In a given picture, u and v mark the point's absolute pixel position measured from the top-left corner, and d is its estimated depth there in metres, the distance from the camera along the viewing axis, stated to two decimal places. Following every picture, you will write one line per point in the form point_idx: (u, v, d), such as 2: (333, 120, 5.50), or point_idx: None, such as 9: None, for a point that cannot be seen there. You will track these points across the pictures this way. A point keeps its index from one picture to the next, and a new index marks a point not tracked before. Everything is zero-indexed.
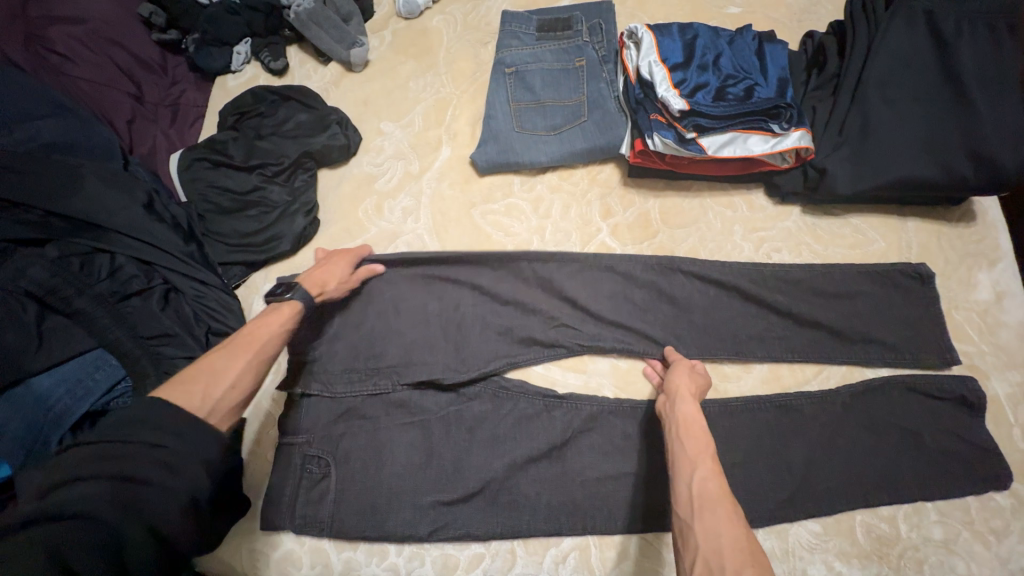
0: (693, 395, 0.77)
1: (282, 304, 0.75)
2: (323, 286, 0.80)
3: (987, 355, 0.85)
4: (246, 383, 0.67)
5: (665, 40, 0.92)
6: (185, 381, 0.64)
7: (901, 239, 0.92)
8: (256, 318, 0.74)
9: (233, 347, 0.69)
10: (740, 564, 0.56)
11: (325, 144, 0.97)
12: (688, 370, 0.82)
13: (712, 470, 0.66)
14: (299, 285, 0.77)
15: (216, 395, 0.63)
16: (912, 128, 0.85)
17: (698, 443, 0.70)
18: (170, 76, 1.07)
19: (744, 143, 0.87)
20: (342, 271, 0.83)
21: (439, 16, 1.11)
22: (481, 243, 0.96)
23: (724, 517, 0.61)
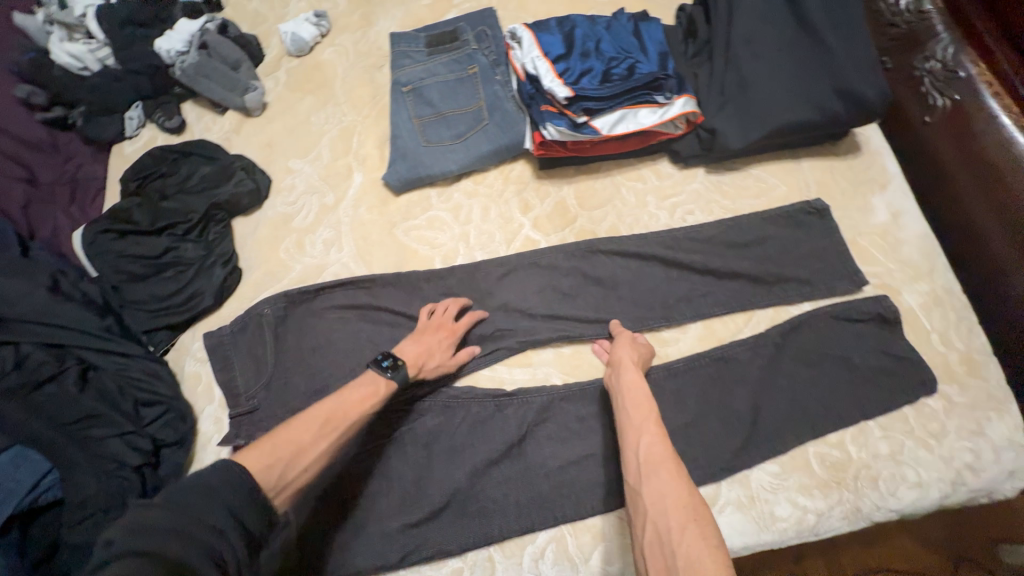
0: (634, 366, 0.80)
1: (380, 377, 0.77)
2: (422, 366, 0.82)
3: (895, 272, 0.91)
4: (318, 464, 0.68)
5: (543, 35, 0.96)
6: (265, 453, 0.65)
7: (799, 180, 0.97)
8: (349, 388, 0.75)
9: (318, 422, 0.70)
10: (684, 519, 0.59)
11: (232, 193, 0.96)
12: (634, 346, 0.84)
13: (656, 434, 0.69)
14: (404, 365, 0.78)
15: (285, 476, 0.64)
16: (783, 76, 0.90)
17: (642, 410, 0.73)
18: (64, 153, 1.04)
19: (635, 118, 0.91)
20: (448, 353, 0.85)
21: (330, 49, 1.12)
22: (408, 260, 0.96)
23: (668, 478, 0.64)
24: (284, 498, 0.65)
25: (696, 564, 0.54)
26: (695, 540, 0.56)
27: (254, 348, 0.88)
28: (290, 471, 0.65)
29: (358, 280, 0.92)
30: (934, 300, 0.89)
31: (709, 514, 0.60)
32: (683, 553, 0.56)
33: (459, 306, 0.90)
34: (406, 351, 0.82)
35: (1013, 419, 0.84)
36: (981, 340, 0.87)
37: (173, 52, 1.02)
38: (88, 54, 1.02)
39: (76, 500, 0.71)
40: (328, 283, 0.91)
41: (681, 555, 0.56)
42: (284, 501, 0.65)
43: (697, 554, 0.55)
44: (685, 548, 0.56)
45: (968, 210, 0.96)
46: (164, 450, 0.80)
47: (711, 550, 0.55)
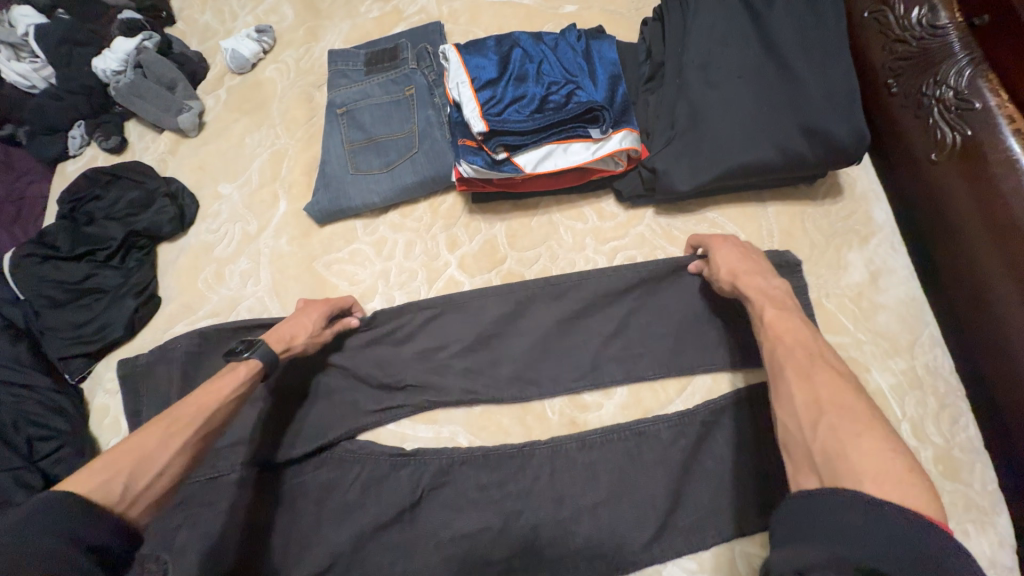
0: (740, 269, 0.72)
1: (240, 363, 0.71)
2: (289, 340, 0.76)
3: (866, 344, 0.78)
4: (181, 462, 0.60)
5: (474, 57, 0.86)
6: (105, 467, 0.55)
7: (761, 228, 0.84)
8: (202, 388, 0.67)
9: (168, 424, 0.62)
10: (817, 415, 0.52)
11: (152, 220, 0.94)
12: (725, 247, 0.76)
13: (794, 333, 0.62)
14: (260, 342, 0.73)
15: (139, 487, 0.56)
16: (741, 111, 0.78)
17: (777, 309, 0.66)
18: (18, 170, 1.06)
19: (564, 154, 0.81)
20: (317, 324, 0.79)
21: (272, 66, 1.08)
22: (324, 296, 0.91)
23: (797, 375, 0.57)
24: (145, 507, 0.56)
25: (832, 453, 0.49)
26: (831, 432, 0.50)
27: (157, 389, 0.84)
28: (140, 480, 0.56)
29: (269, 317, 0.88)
30: (911, 381, 0.75)
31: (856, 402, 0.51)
32: (818, 447, 0.50)
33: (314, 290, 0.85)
34: (269, 333, 0.77)
35: (997, 536, 0.69)
36: (966, 435, 0.73)
37: (108, 72, 1.00)
38: (33, 73, 1.02)
39: None
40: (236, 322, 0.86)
41: (817, 448, 0.50)
42: (146, 513, 0.56)
43: (838, 439, 0.49)
44: (820, 440, 0.50)
45: (992, 287, 0.69)
46: None
47: (856, 435, 0.48)
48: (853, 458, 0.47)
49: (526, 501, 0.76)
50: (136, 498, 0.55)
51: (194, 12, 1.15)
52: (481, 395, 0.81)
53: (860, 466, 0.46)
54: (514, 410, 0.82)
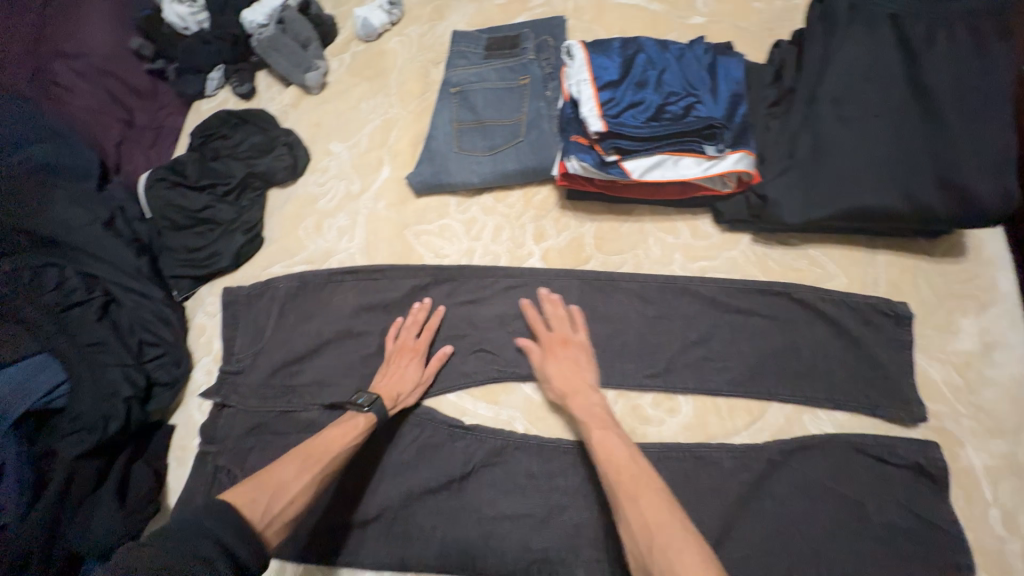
0: (569, 384, 0.76)
1: (358, 413, 0.78)
2: (399, 397, 0.82)
3: (964, 418, 0.72)
4: (306, 495, 0.69)
5: (599, 56, 0.87)
6: (254, 490, 0.66)
7: (867, 275, 0.80)
8: (331, 428, 0.76)
9: (305, 459, 0.72)
10: (650, 541, 0.55)
11: (269, 166, 1.02)
12: (557, 355, 0.80)
13: (619, 450, 0.66)
14: (377, 398, 0.79)
15: (270, 513, 0.64)
16: (872, 151, 0.74)
17: (596, 422, 0.71)
18: (159, 101, 1.20)
19: (674, 166, 0.80)
20: (420, 373, 0.84)
21: (396, 39, 1.13)
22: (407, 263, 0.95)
23: (626, 496, 0.60)
24: (277, 532, 0.64)
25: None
26: (668, 558, 0.52)
27: (256, 318, 0.92)
28: (278, 504, 0.66)
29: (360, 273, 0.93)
30: (1008, 467, 0.70)
31: (672, 521, 0.56)
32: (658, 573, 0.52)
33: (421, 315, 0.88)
34: (378, 387, 0.82)
35: None
36: None
37: (254, 24, 1.08)
38: (190, 17, 1.12)
39: (73, 412, 0.82)
40: (333, 270, 0.94)
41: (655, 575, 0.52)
42: (279, 534, 0.64)
43: (671, 566, 0.52)
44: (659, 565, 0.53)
45: None
46: (157, 388, 0.89)
47: (677, 555, 0.52)
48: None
49: (572, 498, 0.77)
50: (271, 523, 0.64)
51: None
52: (550, 378, 0.84)
53: None
54: (575, 409, 0.83)
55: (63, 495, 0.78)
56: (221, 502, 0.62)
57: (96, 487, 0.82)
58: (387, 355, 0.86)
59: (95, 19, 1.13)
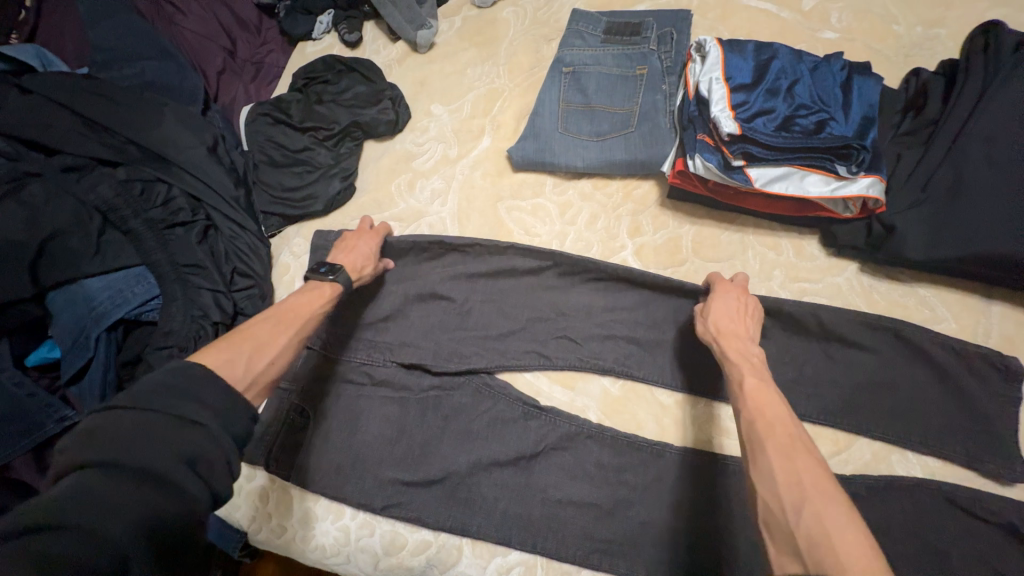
0: (726, 325, 0.72)
1: (324, 282, 0.78)
2: (361, 269, 0.83)
3: None
4: (287, 356, 0.67)
5: (734, 56, 0.85)
6: (226, 351, 0.62)
7: (978, 325, 0.78)
8: (290, 299, 0.74)
9: (274, 324, 0.69)
10: (797, 497, 0.50)
11: (373, 117, 1.01)
12: (722, 296, 0.76)
13: (777, 399, 0.60)
14: (341, 266, 0.80)
15: (241, 369, 0.61)
16: (1016, 197, 0.72)
17: (755, 364, 0.66)
18: (262, 37, 1.19)
19: (800, 182, 0.78)
20: (378, 250, 0.88)
21: (510, 9, 1.11)
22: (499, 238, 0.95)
23: (776, 449, 0.54)
24: (258, 392, 0.62)
25: (818, 541, 0.46)
26: (818, 521, 0.47)
27: None
28: (257, 363, 0.63)
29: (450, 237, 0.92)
30: None
31: (831, 486, 0.50)
32: (803, 532, 0.47)
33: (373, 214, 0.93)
34: (341, 261, 0.83)
35: None
36: None
37: None
38: None
39: (164, 328, 0.83)
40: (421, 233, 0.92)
41: (802, 534, 0.47)
42: (261, 394, 0.62)
43: (823, 525, 0.47)
44: (806, 525, 0.48)
45: None
46: (240, 318, 0.90)
47: (838, 522, 0.46)
48: (842, 556, 0.44)
49: (640, 495, 0.78)
50: (253, 381, 0.62)
51: None
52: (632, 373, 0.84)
53: (847, 557, 0.44)
54: (653, 406, 0.83)
55: None
56: (190, 362, 0.57)
57: None
58: (342, 237, 0.89)
59: None
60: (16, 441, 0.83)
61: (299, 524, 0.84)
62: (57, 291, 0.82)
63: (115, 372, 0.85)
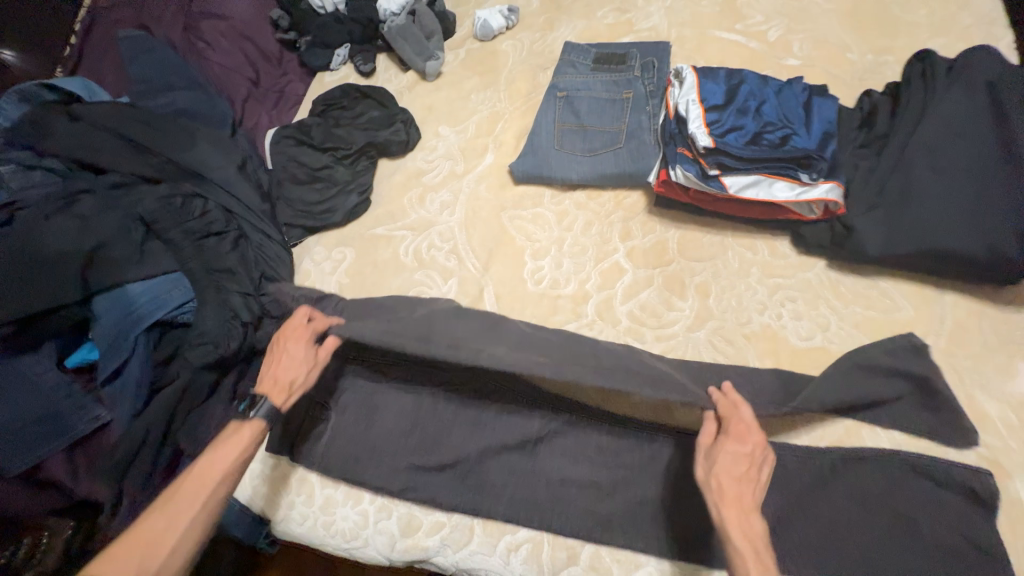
0: (732, 486, 0.67)
1: (240, 426, 0.77)
2: (294, 382, 0.81)
3: (1017, 454, 0.77)
4: (194, 529, 0.68)
5: (707, 81, 0.97)
6: (125, 555, 0.64)
7: (934, 312, 0.87)
8: (203, 455, 0.74)
9: (181, 497, 0.69)
10: None
11: (387, 138, 1.12)
12: (728, 450, 0.70)
13: None
14: (262, 400, 0.77)
15: (151, 570, 0.63)
16: (958, 197, 0.82)
17: (761, 550, 0.63)
18: (283, 68, 1.31)
19: (768, 188, 0.89)
20: (310, 354, 0.84)
21: (509, 42, 1.24)
22: (476, 322, 0.89)
23: None
24: None
25: None
26: None
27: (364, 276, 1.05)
28: (155, 559, 0.65)
29: (403, 300, 0.96)
30: None
31: None
32: None
33: (312, 317, 0.88)
34: (269, 383, 0.80)
35: None
36: None
37: (388, 13, 1.23)
38: None
39: (198, 328, 0.91)
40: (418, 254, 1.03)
41: None
42: None
43: None
44: None
45: None
46: (266, 320, 0.98)
47: None
48: None
49: (636, 473, 0.86)
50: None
51: None
52: None
53: None
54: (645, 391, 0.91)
55: (184, 393, 0.91)
56: None
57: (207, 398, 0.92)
58: (272, 344, 0.86)
59: None
60: (51, 440, 0.92)
61: (320, 509, 0.90)
62: (100, 296, 0.89)
63: (150, 369, 0.93)
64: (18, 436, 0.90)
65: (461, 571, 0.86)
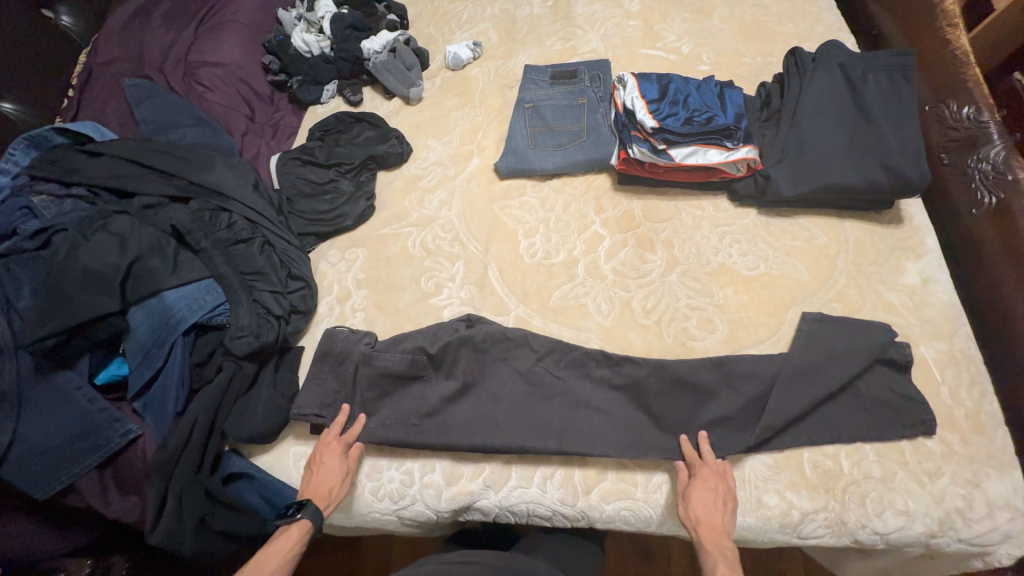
0: (705, 515, 0.85)
1: (290, 526, 0.85)
2: (332, 490, 0.90)
3: (916, 327, 1.02)
4: None
5: (645, 83, 1.22)
6: None
7: (840, 235, 1.13)
8: (260, 554, 0.82)
9: None
10: None
11: (385, 151, 1.28)
12: (700, 485, 0.88)
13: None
14: (308, 503, 0.86)
15: None
16: (838, 147, 1.10)
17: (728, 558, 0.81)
18: (276, 105, 1.45)
19: (704, 155, 1.13)
20: (343, 465, 0.94)
21: (477, 69, 1.46)
22: (479, 400, 1.01)
23: None
24: None
25: None
26: None
27: (379, 269, 1.17)
28: None
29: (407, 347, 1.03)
30: (950, 359, 0.98)
31: None
32: None
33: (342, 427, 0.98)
34: (312, 491, 0.89)
35: (1013, 481, 0.88)
36: (991, 406, 0.94)
37: (371, 51, 1.41)
38: (315, 44, 1.44)
39: (236, 324, 0.99)
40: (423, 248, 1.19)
41: None
42: None
43: None
44: None
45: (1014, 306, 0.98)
46: (294, 315, 1.08)
47: None
48: None
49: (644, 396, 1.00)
50: None
51: (422, 26, 1.57)
52: (620, 306, 1.10)
53: None
54: (637, 328, 1.07)
55: (227, 386, 0.98)
56: None
57: (248, 389, 1.00)
58: (308, 458, 0.95)
59: (232, 38, 1.43)
60: (82, 458, 0.92)
61: (367, 479, 0.98)
62: (139, 306, 0.97)
63: (189, 371, 0.99)
64: (54, 456, 0.90)
65: (504, 511, 0.96)
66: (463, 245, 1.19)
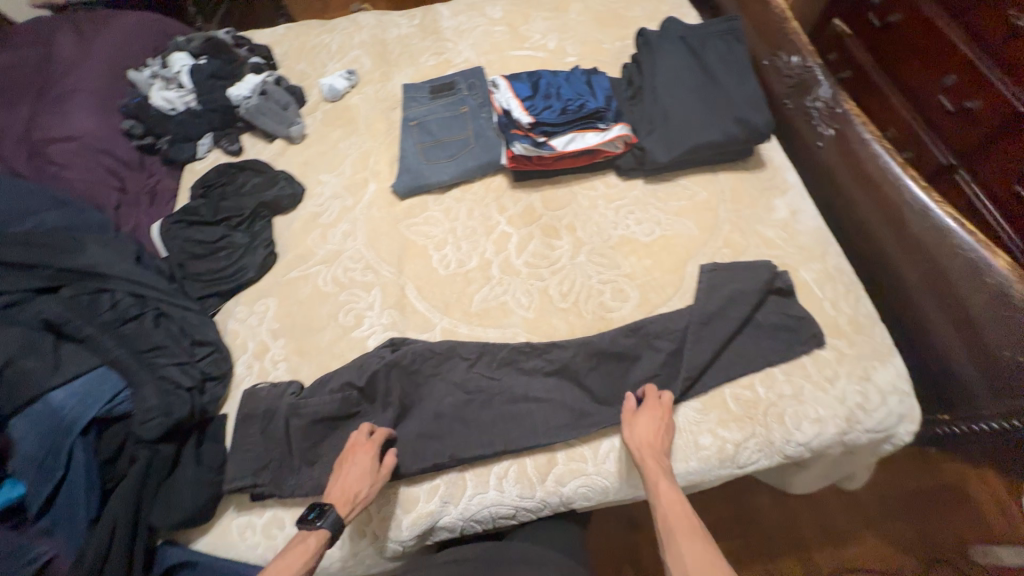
0: (648, 439, 0.91)
1: (311, 532, 0.81)
2: (357, 495, 0.86)
3: (793, 254, 1.14)
4: None
5: (516, 83, 1.28)
6: None
7: (716, 187, 1.24)
8: (278, 561, 0.79)
9: None
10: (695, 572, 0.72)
11: (275, 196, 1.26)
12: (646, 413, 0.95)
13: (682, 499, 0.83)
14: (330, 509, 0.82)
15: None
16: (696, 109, 1.21)
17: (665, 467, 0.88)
18: (148, 171, 1.37)
19: (582, 139, 1.21)
20: (374, 469, 0.89)
21: (357, 96, 1.46)
22: (422, 417, 1.01)
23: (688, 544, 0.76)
24: None
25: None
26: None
27: (292, 315, 1.13)
28: None
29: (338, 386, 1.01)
30: (826, 276, 1.11)
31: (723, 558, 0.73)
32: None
33: (374, 431, 0.94)
34: (336, 495, 0.86)
35: (895, 367, 1.01)
36: (866, 308, 1.07)
37: (240, 97, 1.38)
38: (179, 100, 1.41)
39: (143, 408, 0.92)
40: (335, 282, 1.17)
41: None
42: None
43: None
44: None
45: (864, 216, 1.13)
46: (208, 382, 1.03)
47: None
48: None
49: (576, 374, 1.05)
50: None
51: (292, 63, 1.55)
52: (538, 297, 1.14)
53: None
54: (558, 313, 1.11)
55: (145, 477, 0.91)
56: None
57: (170, 473, 0.93)
58: (340, 457, 0.92)
59: (81, 109, 1.33)
60: None
61: None
62: (20, 416, 0.87)
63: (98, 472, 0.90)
64: None
65: (468, 522, 0.96)
66: (375, 271, 1.18)
